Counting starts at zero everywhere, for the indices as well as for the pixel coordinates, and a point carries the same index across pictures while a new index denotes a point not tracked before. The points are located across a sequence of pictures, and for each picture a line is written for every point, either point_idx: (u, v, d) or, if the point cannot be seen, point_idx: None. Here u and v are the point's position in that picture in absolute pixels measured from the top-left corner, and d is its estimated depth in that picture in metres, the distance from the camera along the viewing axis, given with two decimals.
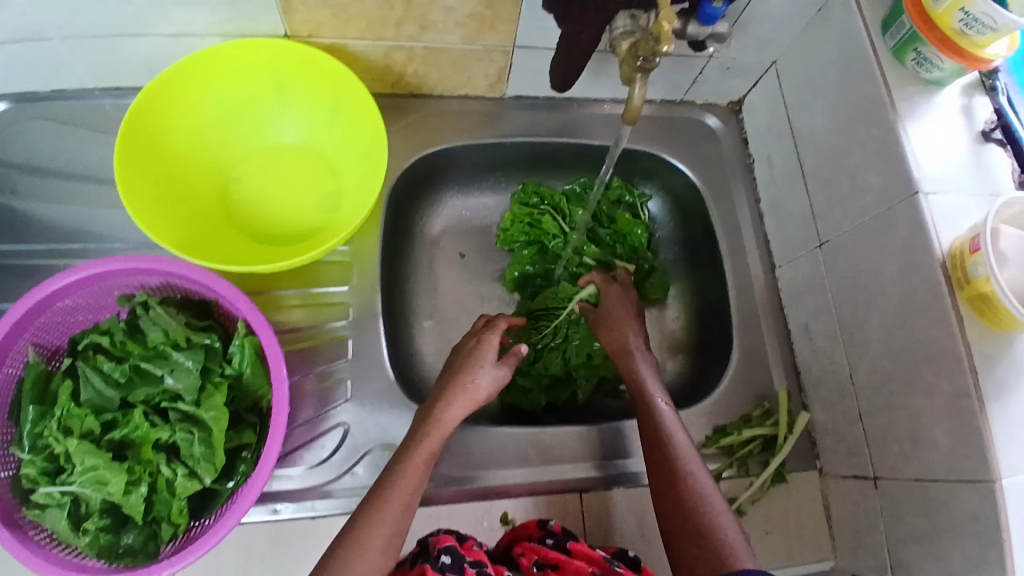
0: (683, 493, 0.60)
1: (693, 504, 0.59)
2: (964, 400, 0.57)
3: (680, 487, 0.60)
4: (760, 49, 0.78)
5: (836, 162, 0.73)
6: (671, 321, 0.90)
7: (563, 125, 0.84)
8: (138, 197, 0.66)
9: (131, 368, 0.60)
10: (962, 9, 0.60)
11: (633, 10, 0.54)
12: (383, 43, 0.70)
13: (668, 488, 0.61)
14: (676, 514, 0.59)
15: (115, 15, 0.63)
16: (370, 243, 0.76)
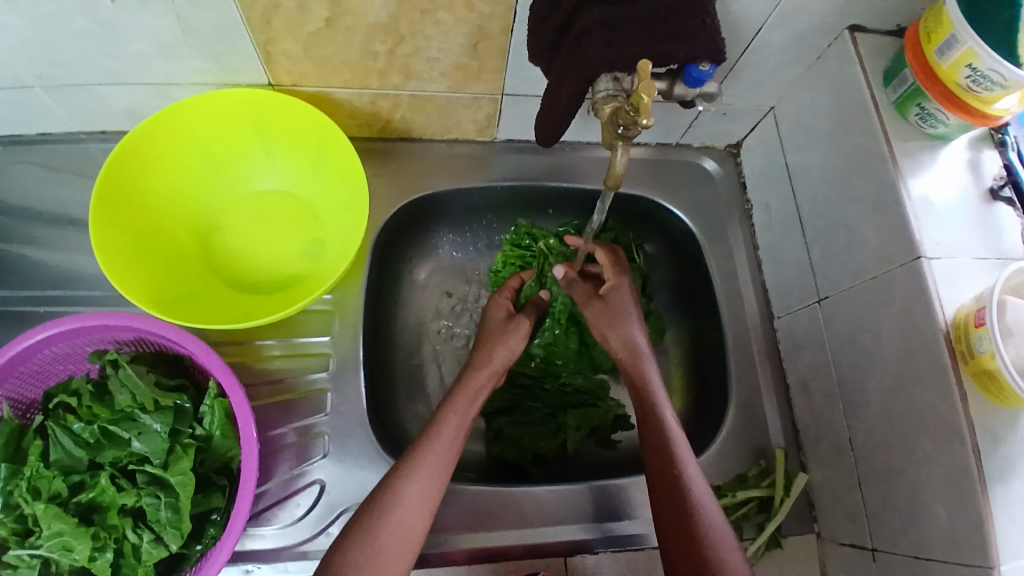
0: (695, 525, 0.56)
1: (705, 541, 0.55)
2: (965, 479, 0.54)
3: (691, 520, 0.57)
4: (757, 95, 0.76)
5: (832, 215, 0.69)
6: (665, 368, 0.87)
7: (555, 168, 0.82)
8: (113, 249, 0.65)
9: (99, 430, 0.59)
10: (968, 65, 0.56)
11: (616, 73, 0.55)
12: (368, 91, 0.69)
13: (680, 517, 0.57)
14: (690, 543, 0.56)
15: (97, 68, 0.62)
16: (353, 292, 0.75)
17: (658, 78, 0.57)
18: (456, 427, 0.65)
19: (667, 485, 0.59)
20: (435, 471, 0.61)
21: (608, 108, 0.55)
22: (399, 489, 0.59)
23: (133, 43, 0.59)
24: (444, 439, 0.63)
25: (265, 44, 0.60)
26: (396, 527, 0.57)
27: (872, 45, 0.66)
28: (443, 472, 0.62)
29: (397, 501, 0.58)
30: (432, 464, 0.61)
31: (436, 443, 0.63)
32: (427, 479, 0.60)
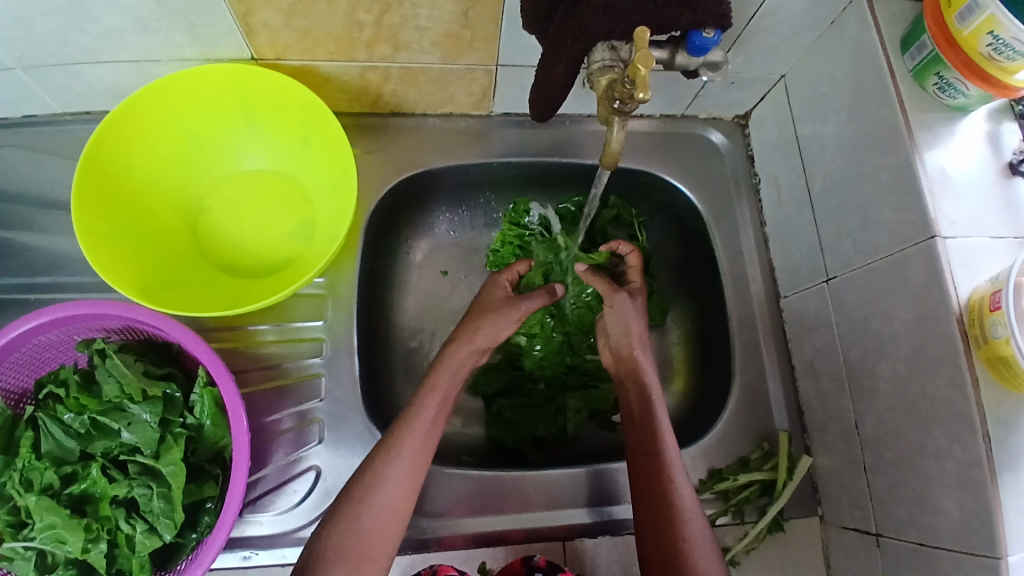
0: (673, 530, 0.57)
1: (680, 546, 0.57)
2: (975, 469, 0.52)
3: (669, 525, 0.58)
4: (767, 63, 0.72)
5: (845, 192, 0.66)
6: (668, 348, 0.85)
7: (555, 142, 0.79)
8: (98, 235, 0.63)
9: (90, 420, 0.59)
10: (990, 33, 0.53)
11: (614, 42, 0.52)
12: (355, 64, 0.66)
13: (661, 520, 0.58)
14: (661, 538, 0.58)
15: (71, 45, 0.60)
16: (346, 275, 0.73)
17: (658, 47, 0.55)
18: (438, 403, 0.63)
19: (654, 489, 0.60)
20: (417, 449, 0.60)
21: (604, 80, 0.53)
22: (383, 469, 0.58)
23: (105, 18, 0.56)
24: (426, 415, 0.62)
25: (243, 16, 0.57)
26: (381, 506, 0.57)
27: (892, 8, 0.62)
28: (425, 450, 0.61)
29: (380, 483, 0.58)
30: (414, 442, 0.60)
31: (420, 420, 0.61)
32: (410, 458, 0.59)
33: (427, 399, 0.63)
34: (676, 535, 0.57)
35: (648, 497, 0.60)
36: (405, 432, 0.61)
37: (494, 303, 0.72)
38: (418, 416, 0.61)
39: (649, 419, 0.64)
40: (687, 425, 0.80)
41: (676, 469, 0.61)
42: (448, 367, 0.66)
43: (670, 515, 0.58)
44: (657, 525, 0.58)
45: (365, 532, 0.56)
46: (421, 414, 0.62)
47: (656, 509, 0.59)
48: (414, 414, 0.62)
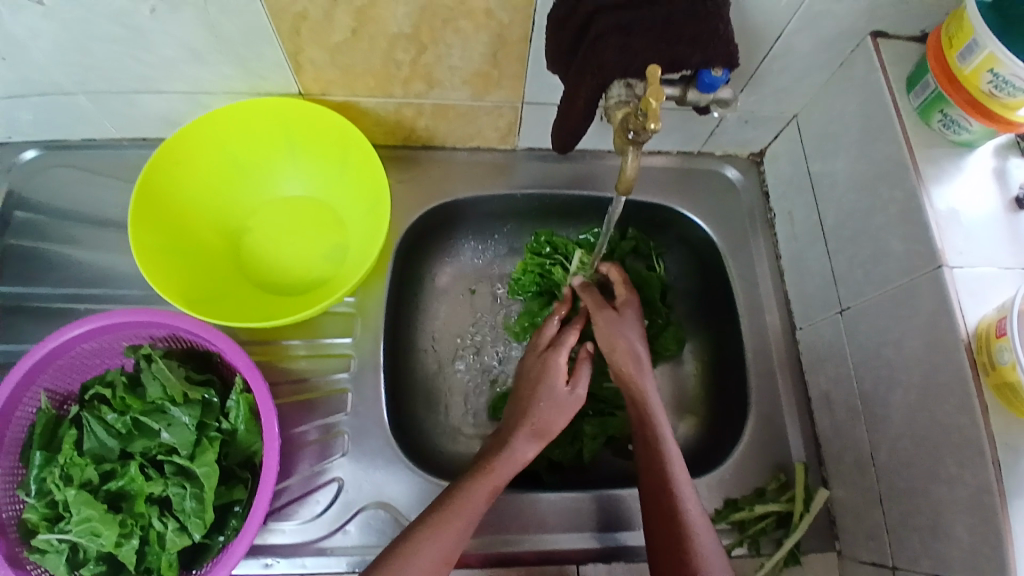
0: (687, 547, 0.58)
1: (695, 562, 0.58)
2: (986, 492, 0.53)
3: (682, 541, 0.59)
4: (778, 102, 0.75)
5: (857, 224, 0.69)
6: (686, 379, 0.86)
7: (576, 176, 0.83)
8: (149, 249, 0.69)
9: (132, 421, 0.62)
10: (991, 70, 0.56)
11: (630, 79, 0.56)
12: (392, 99, 0.72)
13: (672, 538, 0.59)
14: None
15: (133, 74, 0.66)
16: (375, 297, 0.77)
17: (670, 84, 0.58)
18: (485, 497, 0.61)
19: (664, 506, 0.61)
20: (451, 540, 0.57)
21: (619, 114, 0.56)
22: (411, 561, 0.55)
23: (167, 50, 0.62)
24: (472, 507, 0.60)
25: (294, 53, 0.63)
26: None
27: (896, 52, 0.65)
28: (457, 543, 0.58)
29: (407, 568, 0.55)
30: (450, 534, 0.57)
31: (460, 515, 0.59)
32: (443, 550, 0.56)
33: (473, 491, 0.60)
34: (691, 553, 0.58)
35: (658, 515, 0.62)
36: (444, 523, 0.58)
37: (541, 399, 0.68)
38: (459, 509, 0.59)
39: (670, 486, 0.62)
40: (703, 456, 0.80)
41: (683, 485, 0.63)
42: (511, 462, 0.64)
43: (682, 532, 0.59)
44: (669, 544, 0.59)
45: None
46: (465, 506, 0.59)
47: (665, 526, 0.60)
48: (453, 504, 0.59)
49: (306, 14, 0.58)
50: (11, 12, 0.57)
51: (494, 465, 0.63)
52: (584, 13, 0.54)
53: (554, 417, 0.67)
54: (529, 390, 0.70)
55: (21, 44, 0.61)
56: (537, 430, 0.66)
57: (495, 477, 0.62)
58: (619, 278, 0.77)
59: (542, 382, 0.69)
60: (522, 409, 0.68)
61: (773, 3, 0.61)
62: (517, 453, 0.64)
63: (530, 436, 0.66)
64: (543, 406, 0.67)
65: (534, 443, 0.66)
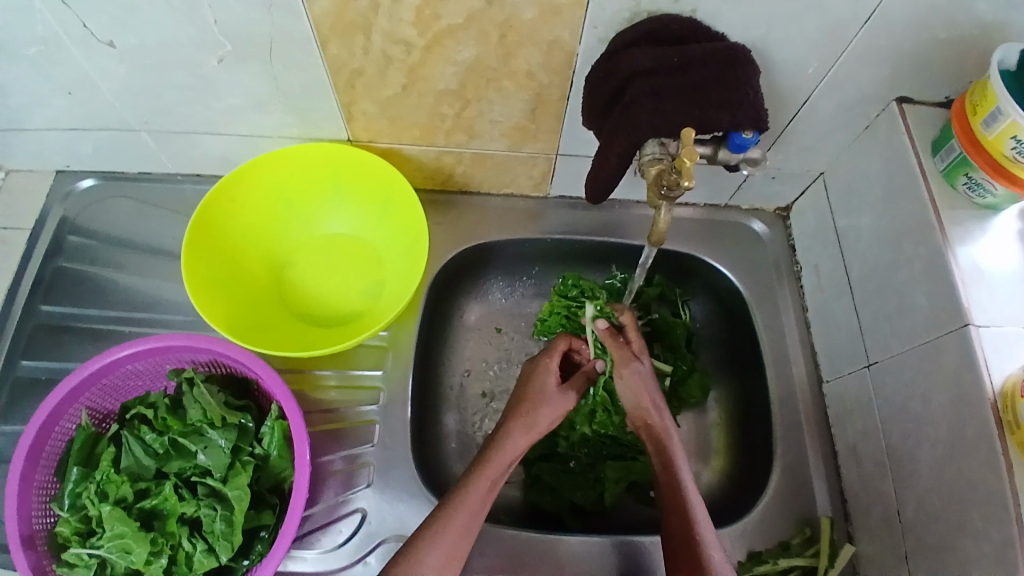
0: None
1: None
2: (1011, 551, 0.53)
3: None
4: (805, 160, 0.78)
5: (882, 278, 0.70)
6: (710, 427, 0.86)
7: (605, 224, 0.86)
8: (199, 278, 0.72)
9: (169, 441, 0.65)
10: (1014, 137, 0.58)
11: (663, 138, 0.59)
12: (434, 148, 0.76)
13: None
14: None
15: (197, 117, 0.71)
16: (407, 332, 0.79)
17: (703, 143, 0.61)
18: (485, 493, 0.64)
19: (690, 556, 0.62)
20: (458, 535, 0.62)
21: (653, 170, 0.59)
22: (420, 558, 0.60)
23: (233, 98, 0.68)
24: (472, 502, 0.64)
25: (347, 104, 0.68)
26: None
27: (921, 116, 0.68)
28: (464, 537, 0.62)
29: (420, 568, 0.59)
30: (455, 531, 0.62)
31: (461, 511, 0.63)
32: (450, 546, 0.61)
33: (471, 489, 0.64)
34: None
35: (683, 562, 0.62)
36: (447, 519, 0.62)
37: (536, 392, 0.73)
38: (460, 506, 0.63)
39: (686, 506, 0.64)
40: (725, 506, 0.79)
41: (707, 531, 0.63)
42: (502, 458, 0.67)
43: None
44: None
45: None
46: (464, 502, 0.63)
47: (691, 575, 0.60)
48: (453, 504, 0.63)
49: (362, 71, 0.63)
50: (84, 52, 0.62)
51: (486, 461, 0.67)
52: (621, 77, 0.58)
53: (543, 412, 0.72)
54: (521, 388, 0.74)
55: (93, 83, 0.66)
56: (527, 426, 0.70)
57: (488, 473, 0.65)
58: (632, 325, 0.78)
59: (533, 380, 0.74)
60: (512, 406, 0.73)
61: (799, 69, 0.64)
62: (506, 446, 0.68)
63: (520, 432, 0.70)
64: (532, 405, 0.72)
65: (525, 434, 0.70)
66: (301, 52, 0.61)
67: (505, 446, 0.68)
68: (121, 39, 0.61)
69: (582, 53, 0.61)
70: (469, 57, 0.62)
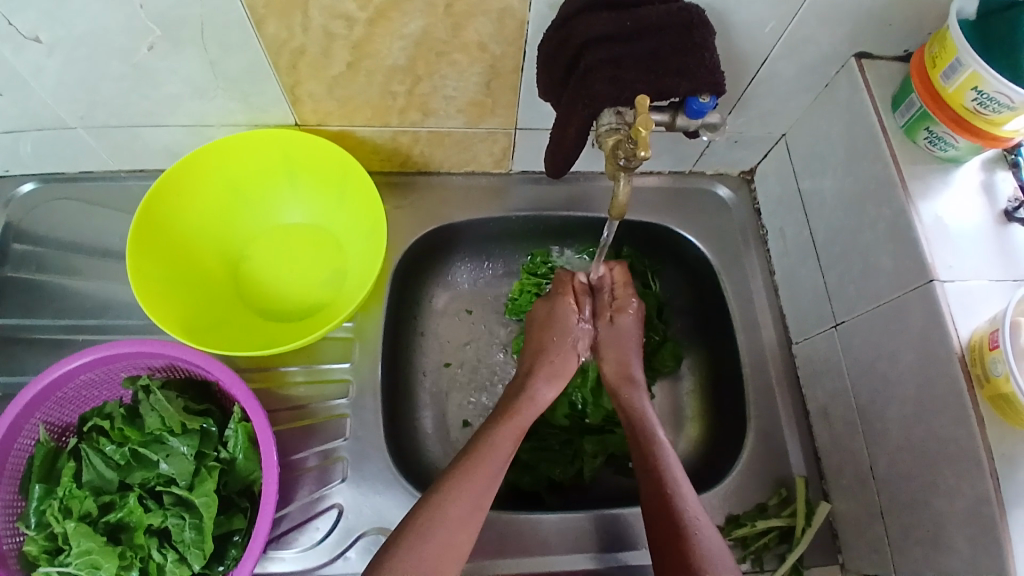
0: (692, 548, 0.58)
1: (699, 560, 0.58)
2: (985, 504, 0.53)
3: (686, 542, 0.59)
4: (766, 123, 0.77)
5: (847, 241, 0.69)
6: (684, 395, 0.85)
7: (570, 198, 0.84)
8: (148, 278, 0.69)
9: (130, 452, 0.63)
10: (974, 89, 0.58)
11: (619, 107, 0.57)
12: (388, 128, 0.73)
13: (676, 545, 0.59)
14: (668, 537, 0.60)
15: (136, 109, 0.68)
16: (373, 320, 0.77)
17: (659, 111, 0.59)
18: (512, 440, 0.66)
19: (665, 513, 0.62)
20: (484, 484, 0.62)
21: (610, 141, 0.57)
22: (443, 509, 0.59)
23: (171, 86, 0.64)
24: (498, 450, 0.65)
25: (292, 87, 0.65)
26: (444, 537, 0.58)
27: (880, 72, 0.67)
28: (488, 487, 0.62)
29: (443, 513, 0.59)
30: (479, 480, 0.62)
31: (488, 460, 0.63)
32: (474, 496, 0.60)
33: (499, 437, 0.66)
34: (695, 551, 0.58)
35: (660, 522, 0.61)
36: (472, 470, 0.62)
37: (557, 332, 0.75)
38: (486, 454, 0.63)
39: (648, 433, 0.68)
40: (703, 473, 0.79)
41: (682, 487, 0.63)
42: (532, 405, 0.70)
43: (687, 533, 0.59)
44: (672, 546, 0.59)
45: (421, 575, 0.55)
46: (490, 451, 0.64)
47: (669, 533, 0.60)
48: (480, 452, 0.64)
49: (304, 50, 0.60)
50: (13, 49, 0.58)
51: (515, 408, 0.69)
52: (575, 45, 0.55)
53: (565, 357, 0.74)
54: (542, 332, 0.76)
55: (25, 81, 0.62)
56: (555, 372, 0.73)
57: (517, 420, 0.68)
58: (622, 281, 0.78)
59: (554, 323, 0.76)
60: (537, 352, 0.75)
61: (757, 30, 0.62)
62: (535, 396, 0.71)
63: (547, 378, 0.73)
64: (557, 351, 0.74)
65: (552, 383, 0.73)
66: (237, 32, 0.58)
67: (535, 395, 0.71)
68: (48, 33, 0.57)
69: (533, 21, 0.59)
70: (416, 30, 0.59)
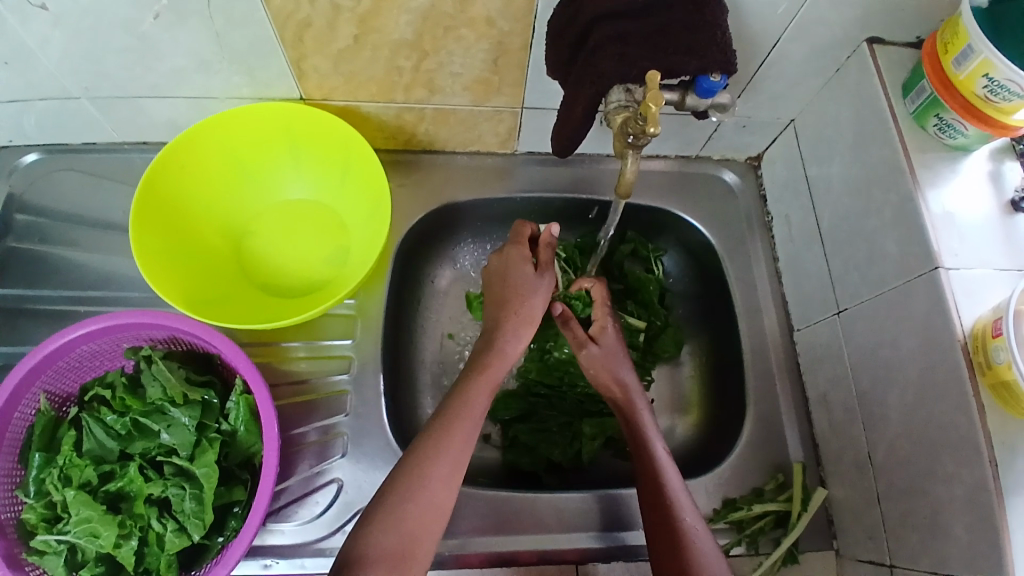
0: (688, 555, 0.58)
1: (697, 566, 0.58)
2: (984, 493, 0.53)
3: (681, 546, 0.59)
4: (774, 107, 0.76)
5: (852, 227, 0.69)
6: (684, 379, 0.86)
7: (575, 180, 0.84)
8: (150, 250, 0.69)
9: (131, 422, 0.63)
10: (985, 75, 0.57)
11: (629, 84, 0.56)
12: (393, 105, 0.73)
13: (674, 549, 0.59)
14: (670, 541, 0.60)
15: (141, 81, 0.67)
16: (376, 298, 0.77)
17: (670, 90, 0.59)
18: (485, 395, 0.64)
19: (662, 517, 0.61)
20: (461, 443, 0.60)
21: (619, 119, 0.57)
22: (425, 469, 0.58)
23: (175, 58, 0.64)
24: (474, 410, 0.62)
25: (297, 60, 0.65)
26: (426, 502, 0.57)
27: (891, 57, 0.66)
28: (466, 443, 0.61)
29: (424, 477, 0.57)
30: (457, 443, 0.60)
31: (463, 420, 0.61)
32: (455, 455, 0.59)
33: (473, 395, 0.63)
34: (690, 557, 0.58)
35: (660, 532, 0.61)
36: (449, 430, 0.60)
37: (516, 285, 0.69)
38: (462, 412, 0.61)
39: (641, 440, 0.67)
40: (700, 458, 0.80)
41: (678, 492, 0.63)
42: (504, 360, 0.66)
43: (682, 538, 0.59)
44: (669, 550, 0.60)
45: (407, 530, 0.55)
46: (465, 408, 0.62)
47: (666, 539, 0.60)
48: (457, 412, 0.62)
49: (309, 22, 0.59)
50: (20, 19, 0.58)
51: (486, 362, 0.65)
52: (584, 21, 0.55)
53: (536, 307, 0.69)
54: (500, 285, 0.70)
55: (30, 52, 0.62)
56: (521, 322, 0.68)
57: (490, 374, 0.64)
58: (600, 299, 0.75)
59: (511, 275, 0.70)
60: (501, 303, 0.69)
61: (769, 11, 0.62)
62: (506, 350, 0.67)
63: (516, 330, 0.68)
64: (516, 300, 0.69)
65: (522, 332, 0.68)
66: (243, 4, 0.57)
67: (504, 349, 0.67)
68: (55, 3, 0.56)
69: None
70: (423, 4, 0.58)
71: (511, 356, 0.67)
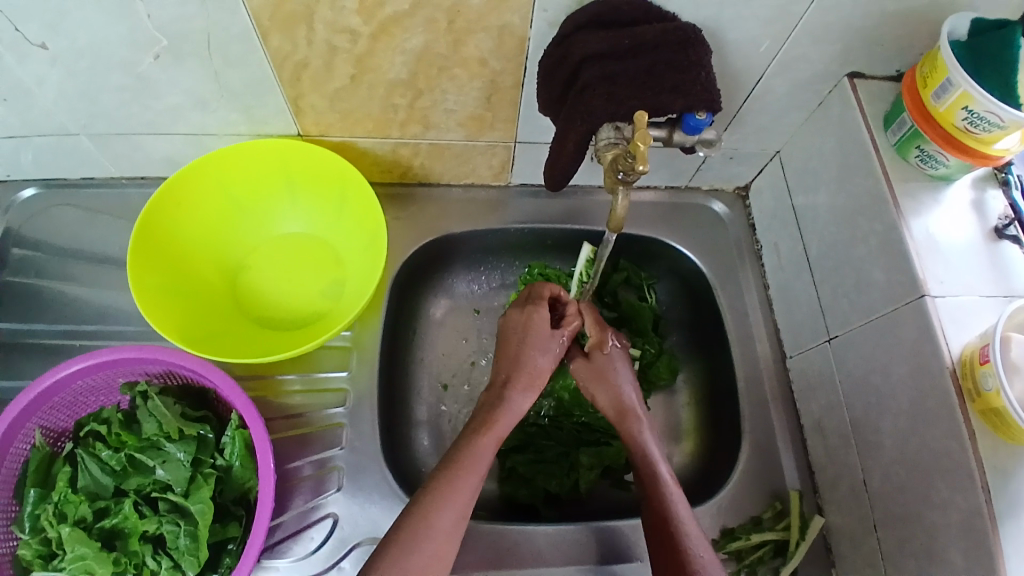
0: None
1: None
2: (978, 518, 0.54)
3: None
4: (760, 139, 0.78)
5: (839, 255, 0.70)
6: (679, 407, 0.86)
7: (568, 211, 0.85)
8: (145, 284, 0.70)
9: (127, 458, 0.63)
10: (965, 108, 0.59)
11: (618, 123, 0.58)
12: (389, 140, 0.74)
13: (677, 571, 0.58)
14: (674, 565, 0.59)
15: (140, 119, 0.69)
16: (371, 330, 0.78)
17: (658, 126, 0.60)
18: (492, 449, 0.64)
19: (667, 542, 0.60)
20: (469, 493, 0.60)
21: (609, 155, 0.58)
22: (431, 518, 0.58)
23: (173, 96, 0.65)
24: (480, 464, 0.62)
25: (294, 98, 0.66)
26: (429, 554, 0.56)
27: (872, 91, 0.68)
28: (471, 496, 0.61)
29: (430, 530, 0.57)
30: (463, 492, 0.60)
31: (468, 471, 0.61)
32: (461, 504, 0.59)
33: (478, 448, 0.63)
34: None
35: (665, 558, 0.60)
36: (455, 481, 0.60)
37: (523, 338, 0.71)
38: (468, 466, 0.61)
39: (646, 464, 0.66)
40: (698, 486, 0.79)
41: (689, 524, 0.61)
42: (511, 412, 0.67)
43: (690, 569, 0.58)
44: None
45: None
46: (471, 461, 0.62)
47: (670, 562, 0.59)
48: (461, 464, 0.61)
49: (307, 63, 0.61)
50: (18, 57, 0.59)
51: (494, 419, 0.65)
52: (575, 61, 0.57)
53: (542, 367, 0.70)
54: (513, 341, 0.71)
55: (28, 90, 0.63)
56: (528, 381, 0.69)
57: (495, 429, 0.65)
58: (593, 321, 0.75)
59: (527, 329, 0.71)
60: (511, 359, 0.70)
61: (750, 48, 0.64)
62: (514, 402, 0.67)
63: (524, 384, 0.69)
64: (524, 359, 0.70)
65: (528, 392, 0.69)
66: (240, 45, 0.59)
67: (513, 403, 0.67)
68: (53, 42, 0.57)
69: (533, 38, 0.60)
70: (418, 45, 0.60)
71: (518, 407, 0.67)
